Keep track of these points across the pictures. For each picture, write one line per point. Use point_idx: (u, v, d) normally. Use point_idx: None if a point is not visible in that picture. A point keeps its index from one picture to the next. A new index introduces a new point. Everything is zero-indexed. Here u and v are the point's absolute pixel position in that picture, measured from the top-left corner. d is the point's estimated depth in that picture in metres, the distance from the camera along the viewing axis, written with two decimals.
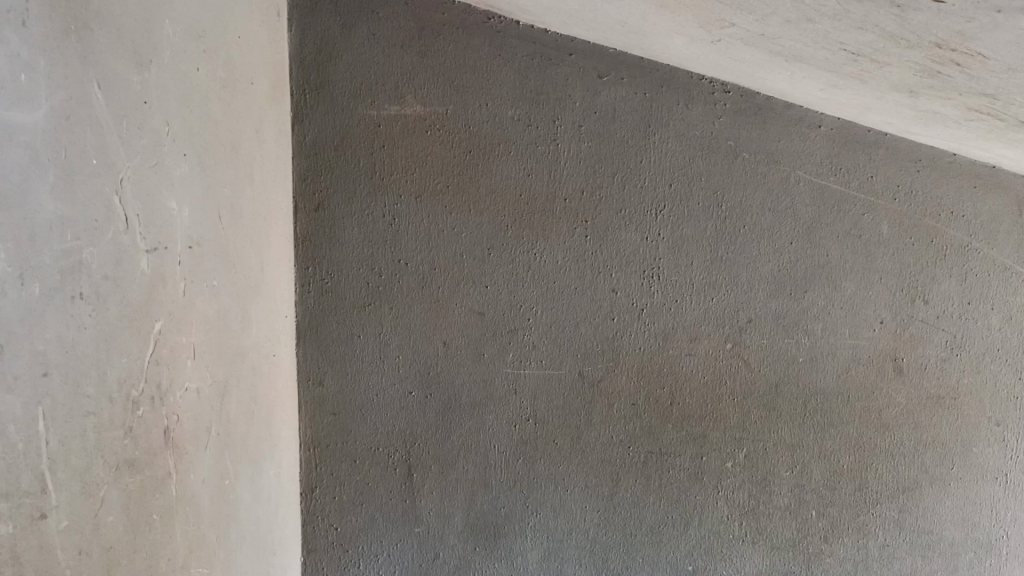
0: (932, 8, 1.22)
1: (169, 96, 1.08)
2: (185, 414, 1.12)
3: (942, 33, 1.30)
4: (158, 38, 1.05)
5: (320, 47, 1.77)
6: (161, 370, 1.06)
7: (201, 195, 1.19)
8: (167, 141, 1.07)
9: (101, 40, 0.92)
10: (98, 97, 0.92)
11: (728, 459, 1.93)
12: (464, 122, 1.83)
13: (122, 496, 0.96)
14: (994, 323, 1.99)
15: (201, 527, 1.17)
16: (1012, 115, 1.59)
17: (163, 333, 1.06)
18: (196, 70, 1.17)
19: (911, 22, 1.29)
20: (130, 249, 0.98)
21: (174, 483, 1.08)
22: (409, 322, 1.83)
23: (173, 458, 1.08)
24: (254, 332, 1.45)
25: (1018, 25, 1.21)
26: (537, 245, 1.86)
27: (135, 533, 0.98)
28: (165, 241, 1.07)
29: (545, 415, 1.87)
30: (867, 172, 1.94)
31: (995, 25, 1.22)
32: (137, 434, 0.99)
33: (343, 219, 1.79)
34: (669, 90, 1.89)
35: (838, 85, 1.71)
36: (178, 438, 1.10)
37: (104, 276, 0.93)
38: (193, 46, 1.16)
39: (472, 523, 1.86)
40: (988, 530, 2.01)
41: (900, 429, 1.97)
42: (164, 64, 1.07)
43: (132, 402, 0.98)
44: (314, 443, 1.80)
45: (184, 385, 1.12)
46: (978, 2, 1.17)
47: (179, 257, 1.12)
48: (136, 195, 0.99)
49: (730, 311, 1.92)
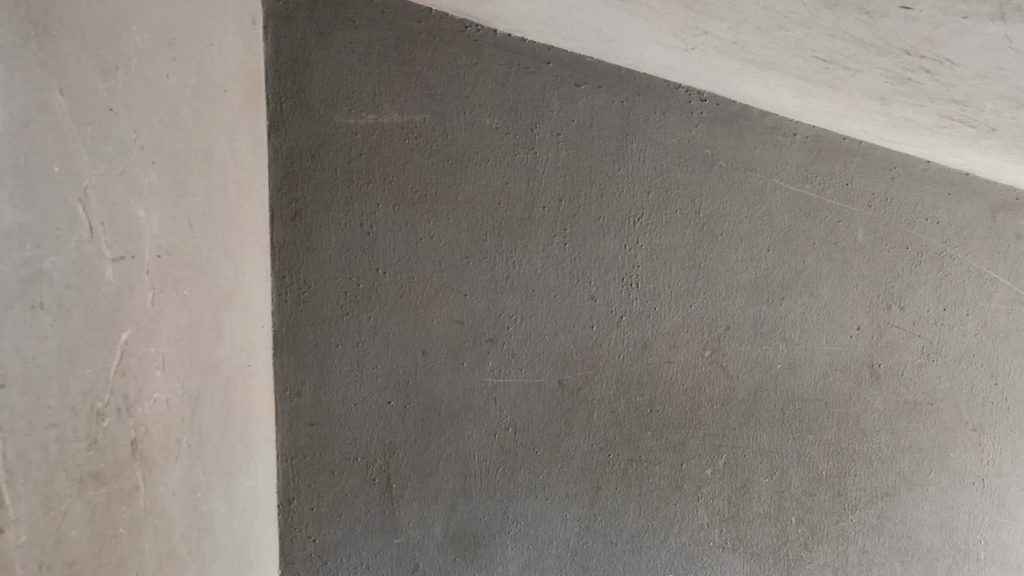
0: (901, 14, 1.23)
1: (138, 103, 1.07)
2: (154, 426, 1.11)
3: (911, 40, 1.31)
4: (126, 44, 1.04)
5: (296, 54, 1.76)
6: (128, 381, 1.04)
7: (172, 204, 1.18)
8: (135, 150, 1.06)
9: (64, 46, 0.91)
10: (60, 104, 0.90)
11: (708, 465, 1.93)
12: (442, 130, 1.83)
13: (89, 509, 0.94)
14: (969, 328, 2.01)
15: (173, 543, 1.16)
16: (983, 121, 1.61)
17: (130, 343, 1.05)
18: (166, 78, 1.16)
19: (880, 29, 1.29)
20: (94, 258, 0.96)
21: (142, 496, 1.06)
22: (388, 331, 1.82)
23: (141, 471, 1.06)
24: (228, 342, 1.44)
25: (986, 32, 1.22)
26: (516, 253, 1.85)
27: (101, 547, 0.96)
28: (132, 250, 1.05)
29: (525, 424, 1.86)
30: (842, 180, 1.96)
31: (962, 32, 1.23)
32: (104, 448, 0.97)
33: (320, 229, 1.78)
34: (646, 98, 1.90)
35: (812, 94, 1.72)
36: (147, 450, 1.08)
37: (66, 286, 0.91)
38: (162, 54, 1.15)
39: (452, 533, 1.85)
40: (967, 535, 2.02)
41: (878, 435, 1.98)
42: (133, 70, 1.06)
43: (98, 414, 0.96)
44: (291, 453, 1.79)
45: (153, 396, 1.11)
46: (944, 8, 1.17)
47: (149, 266, 1.10)
48: (102, 203, 0.98)
49: (708, 319, 1.92)
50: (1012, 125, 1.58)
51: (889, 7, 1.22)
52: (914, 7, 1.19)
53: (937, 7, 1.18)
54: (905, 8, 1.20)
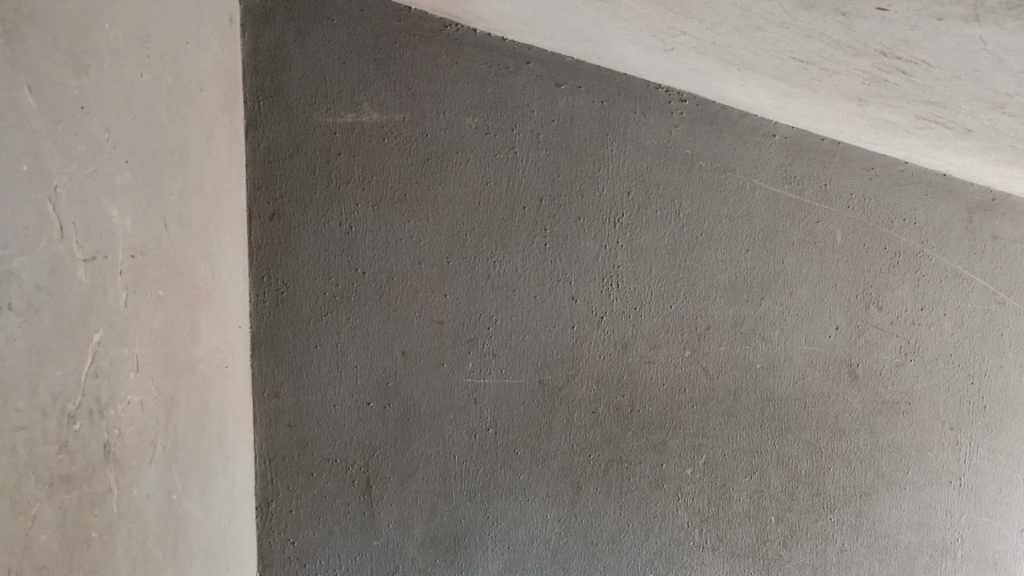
0: (876, 15, 1.22)
1: (111, 101, 1.06)
2: (128, 428, 1.10)
3: (888, 41, 1.31)
4: (98, 42, 1.03)
5: (274, 52, 1.76)
6: (100, 383, 1.03)
7: (146, 204, 1.17)
8: (108, 149, 1.05)
9: (34, 43, 0.89)
10: (32, 102, 0.89)
11: (688, 465, 1.94)
12: (422, 130, 1.82)
13: (60, 513, 0.93)
14: (946, 328, 2.03)
15: (147, 546, 1.14)
16: (958, 123, 1.62)
17: (103, 344, 1.04)
18: (140, 76, 1.14)
19: (856, 30, 1.29)
20: (65, 258, 0.95)
21: (115, 499, 1.05)
22: (367, 332, 1.81)
23: (114, 473, 1.05)
24: (204, 343, 1.43)
25: (960, 33, 1.21)
26: (497, 252, 1.85)
27: (72, 551, 0.95)
28: (105, 250, 1.04)
29: (505, 424, 1.86)
30: (821, 181, 1.97)
31: (937, 34, 1.23)
32: (74, 451, 0.96)
33: (298, 229, 1.77)
34: (626, 98, 1.90)
35: (790, 94, 1.73)
36: (120, 453, 1.07)
37: (37, 287, 0.90)
38: (136, 52, 1.14)
39: (432, 534, 1.84)
40: (945, 533, 2.04)
41: (856, 434, 2.00)
42: (106, 67, 1.05)
43: (69, 417, 0.95)
44: (270, 455, 1.77)
45: (127, 398, 1.10)
46: (919, 10, 1.17)
47: (122, 266, 1.09)
48: (73, 202, 0.97)
49: (688, 319, 1.93)
50: (987, 126, 1.59)
51: (864, 9, 1.21)
52: (889, 8, 1.19)
53: (911, 9, 1.17)
54: (880, 10, 1.20)
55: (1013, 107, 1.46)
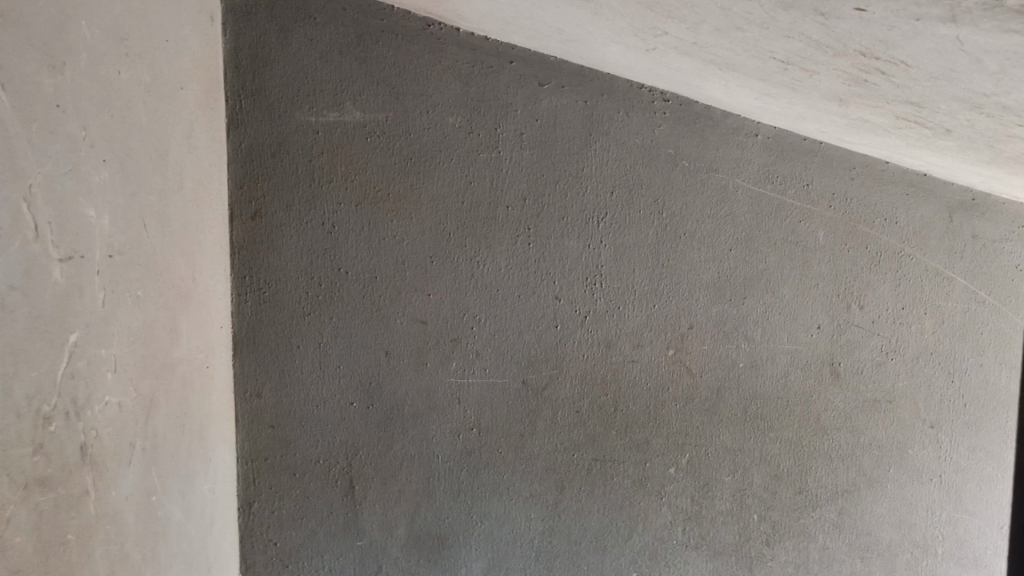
0: (854, 16, 1.22)
1: (87, 99, 1.05)
2: (105, 429, 1.09)
3: (866, 41, 1.31)
4: (73, 39, 1.02)
5: (255, 51, 1.75)
6: (77, 384, 1.02)
7: (124, 204, 1.16)
8: (84, 148, 1.04)
9: (7, 41, 0.88)
10: (5, 100, 0.88)
11: (671, 464, 1.94)
12: (405, 129, 1.82)
13: (35, 516, 0.92)
14: (927, 326, 2.04)
15: (125, 548, 1.14)
16: (938, 123, 1.64)
17: (80, 344, 1.03)
18: (117, 74, 1.13)
19: (836, 30, 1.30)
20: (41, 258, 0.95)
21: (92, 501, 1.05)
22: (350, 332, 1.80)
23: (91, 475, 1.04)
24: (184, 343, 1.42)
25: (937, 34, 1.22)
26: (481, 252, 1.85)
27: (48, 554, 0.94)
28: (81, 250, 1.03)
29: (489, 424, 1.86)
30: (803, 181, 1.98)
31: (915, 34, 1.24)
32: (50, 452, 0.95)
33: (280, 228, 1.77)
34: (609, 98, 1.90)
35: (771, 95, 1.74)
36: (97, 454, 1.06)
37: (10, 287, 0.89)
38: (113, 50, 1.13)
39: (416, 535, 1.84)
40: (926, 531, 2.05)
41: (838, 433, 2.01)
42: (82, 66, 1.04)
43: (44, 419, 0.94)
44: (252, 456, 1.77)
45: (104, 398, 1.09)
46: (897, 11, 1.17)
47: (100, 266, 1.09)
48: (48, 201, 0.96)
49: (671, 318, 1.93)
50: (966, 126, 1.60)
51: (842, 9, 1.22)
52: (867, 9, 1.19)
53: (889, 10, 1.17)
54: (858, 11, 1.20)
55: (991, 107, 1.47)
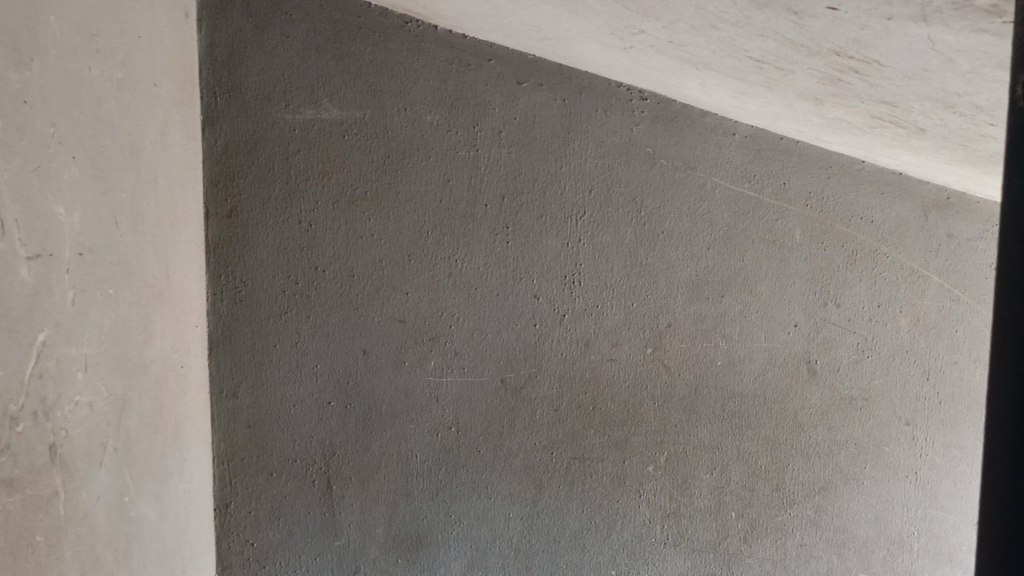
0: (827, 15, 1.23)
1: (56, 95, 1.04)
2: (76, 429, 1.07)
3: (839, 41, 1.32)
4: (41, 34, 1.00)
5: (231, 48, 1.74)
6: (46, 384, 1.01)
7: (95, 201, 1.14)
8: (54, 145, 1.03)
9: None
10: None
11: (650, 462, 1.95)
12: (382, 127, 1.81)
13: (2, 518, 0.91)
14: (902, 324, 2.06)
15: (97, 549, 1.12)
16: (912, 122, 1.65)
17: (49, 344, 1.02)
18: (87, 71, 1.12)
19: (809, 29, 1.30)
20: (9, 256, 0.93)
21: (63, 502, 1.03)
22: (327, 331, 1.79)
23: (61, 476, 1.03)
24: (159, 342, 1.41)
25: (908, 33, 1.22)
26: (459, 251, 1.84)
27: (16, 555, 0.93)
28: (51, 248, 1.02)
29: (468, 423, 1.86)
30: (780, 180, 1.99)
31: (887, 34, 1.24)
32: (18, 453, 0.94)
33: (256, 226, 1.76)
34: (588, 97, 1.90)
35: (748, 94, 1.75)
36: (68, 455, 1.05)
37: None
38: (83, 46, 1.11)
39: (394, 534, 1.83)
40: (902, 527, 2.07)
41: (815, 430, 2.02)
42: (51, 61, 1.02)
43: (12, 420, 0.93)
44: (228, 456, 1.76)
45: (75, 398, 1.07)
46: (868, 10, 1.17)
47: (70, 265, 1.07)
48: (17, 199, 0.95)
49: (649, 317, 1.94)
50: (939, 126, 1.62)
51: (815, 8, 1.22)
52: (840, 8, 1.20)
53: (861, 9, 1.18)
54: (831, 10, 1.21)
55: (963, 107, 1.47)
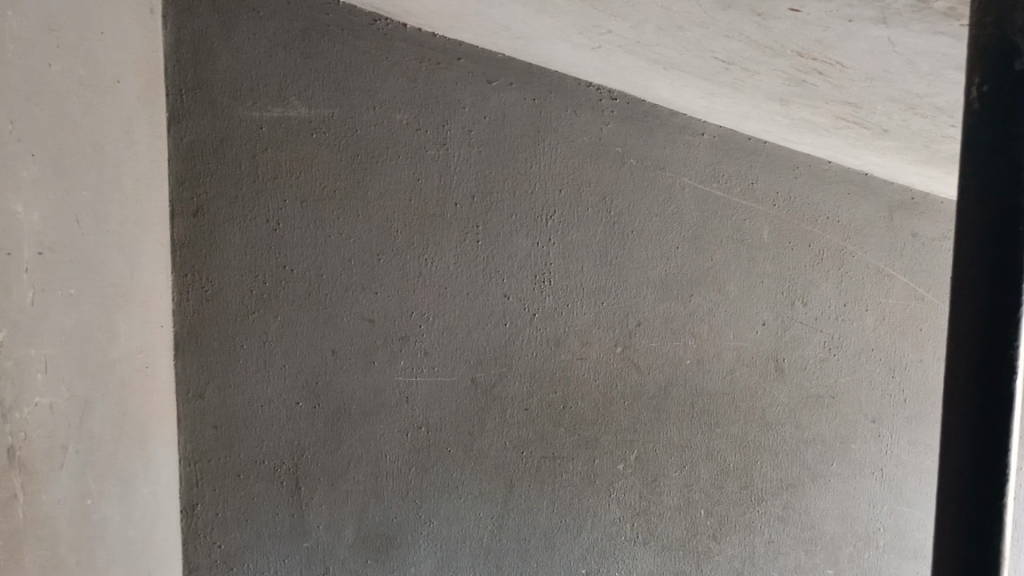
0: (790, 16, 1.24)
1: (16, 91, 1.02)
2: (37, 431, 1.06)
3: (803, 42, 1.33)
4: None
5: (197, 44, 1.72)
6: (4, 385, 0.99)
7: (56, 199, 1.13)
8: (13, 142, 1.01)
9: None
10: None
11: (620, 461, 1.95)
12: (351, 125, 1.80)
13: None
14: (868, 323, 2.08)
15: (59, 552, 1.11)
16: (876, 123, 1.67)
17: (8, 344, 1.00)
18: (48, 67, 1.10)
19: (773, 30, 1.31)
20: None
21: (22, 505, 1.02)
22: (295, 330, 1.78)
23: (20, 479, 1.02)
24: (123, 343, 1.39)
25: (869, 35, 1.23)
26: (429, 250, 1.84)
27: None
28: (9, 247, 1.00)
29: (438, 423, 1.85)
30: (748, 180, 2.01)
31: (849, 35, 1.25)
32: None
33: (223, 226, 1.74)
34: (557, 96, 1.91)
35: (715, 94, 1.76)
36: (27, 457, 1.03)
37: None
38: (43, 41, 1.09)
39: (364, 535, 1.83)
40: (867, 523, 2.10)
41: (783, 428, 2.04)
42: (10, 56, 1.01)
43: None
44: (195, 457, 1.74)
45: (35, 399, 1.06)
46: (830, 12, 1.18)
47: (30, 264, 1.06)
48: None
49: (619, 316, 1.95)
50: (903, 127, 1.64)
51: (779, 9, 1.23)
52: (802, 9, 1.20)
53: (823, 11, 1.19)
54: (794, 11, 1.22)
55: (925, 108, 1.49)
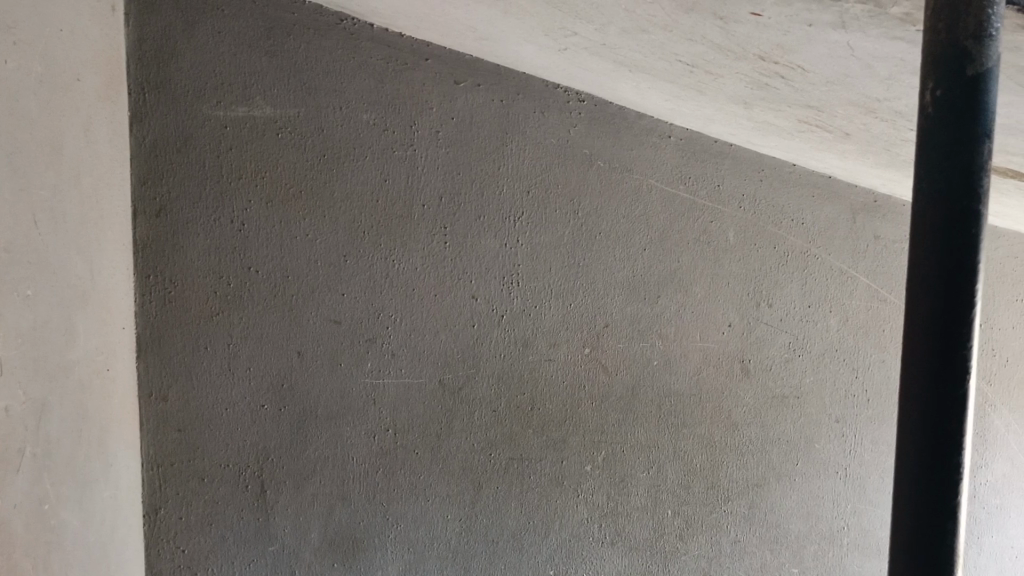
0: (751, 20, 1.25)
1: None
2: None
3: (764, 46, 1.34)
4: None
5: (160, 42, 1.70)
6: None
7: (12, 199, 1.11)
8: None
9: None
10: None
11: (588, 462, 1.96)
12: (317, 125, 1.79)
13: None
14: (833, 324, 2.13)
15: (13, 559, 1.08)
16: (838, 127, 1.68)
17: None
18: (4, 63, 1.08)
19: (735, 34, 1.32)
20: None
21: None
22: (261, 332, 1.76)
23: None
24: (82, 346, 1.37)
25: (828, 40, 1.24)
26: (396, 252, 1.83)
27: None
28: None
29: (405, 425, 1.84)
30: (714, 181, 2.03)
31: (809, 40, 1.26)
32: None
33: (187, 226, 1.72)
34: (525, 98, 1.91)
35: (680, 97, 1.77)
36: None
37: None
38: None
39: (330, 539, 1.81)
40: (830, 522, 2.13)
41: (748, 427, 2.06)
42: None
43: None
44: (157, 461, 1.71)
45: None
46: (790, 16, 1.19)
47: None
48: None
49: (587, 317, 1.95)
50: (863, 131, 1.66)
51: (740, 13, 1.24)
52: (763, 13, 1.21)
53: (783, 15, 1.19)
54: (756, 15, 1.22)
55: (884, 112, 1.51)
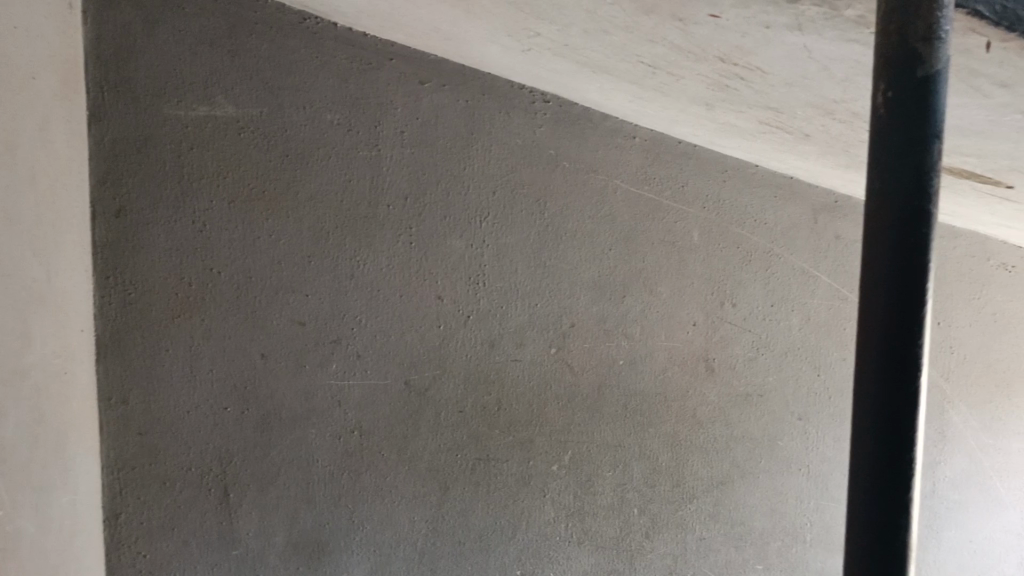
0: (711, 22, 1.25)
1: None
2: None
3: (723, 47, 1.35)
4: None
5: (119, 41, 1.69)
6: None
7: None
8: None
9: None
10: None
11: (554, 462, 1.96)
12: (280, 125, 1.77)
13: None
14: (795, 323, 2.15)
15: None
16: (798, 128, 1.70)
17: None
18: None
19: (694, 36, 1.33)
20: None
21: None
22: (223, 334, 1.74)
23: None
24: (38, 350, 1.34)
25: (786, 42, 1.25)
26: (361, 252, 1.82)
27: None
28: None
29: (370, 426, 1.83)
30: (679, 182, 2.05)
31: (767, 42, 1.27)
32: None
33: (146, 227, 1.70)
34: (490, 98, 1.92)
35: (644, 98, 1.78)
36: None
37: None
38: None
39: (295, 542, 1.79)
40: (793, 518, 2.15)
41: (713, 426, 2.08)
42: None
43: None
44: (117, 465, 1.68)
45: None
46: (748, 18, 1.20)
47: None
48: None
49: (553, 317, 1.95)
50: (823, 132, 1.67)
51: (700, 15, 1.24)
52: (722, 15, 1.22)
53: (741, 17, 1.20)
54: (714, 16, 1.23)
55: (843, 114, 1.53)
